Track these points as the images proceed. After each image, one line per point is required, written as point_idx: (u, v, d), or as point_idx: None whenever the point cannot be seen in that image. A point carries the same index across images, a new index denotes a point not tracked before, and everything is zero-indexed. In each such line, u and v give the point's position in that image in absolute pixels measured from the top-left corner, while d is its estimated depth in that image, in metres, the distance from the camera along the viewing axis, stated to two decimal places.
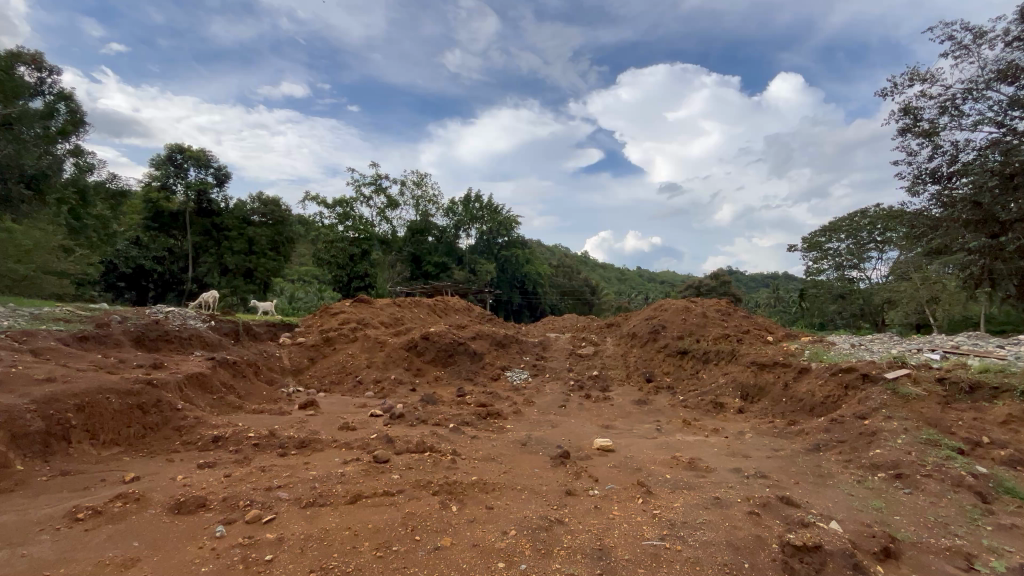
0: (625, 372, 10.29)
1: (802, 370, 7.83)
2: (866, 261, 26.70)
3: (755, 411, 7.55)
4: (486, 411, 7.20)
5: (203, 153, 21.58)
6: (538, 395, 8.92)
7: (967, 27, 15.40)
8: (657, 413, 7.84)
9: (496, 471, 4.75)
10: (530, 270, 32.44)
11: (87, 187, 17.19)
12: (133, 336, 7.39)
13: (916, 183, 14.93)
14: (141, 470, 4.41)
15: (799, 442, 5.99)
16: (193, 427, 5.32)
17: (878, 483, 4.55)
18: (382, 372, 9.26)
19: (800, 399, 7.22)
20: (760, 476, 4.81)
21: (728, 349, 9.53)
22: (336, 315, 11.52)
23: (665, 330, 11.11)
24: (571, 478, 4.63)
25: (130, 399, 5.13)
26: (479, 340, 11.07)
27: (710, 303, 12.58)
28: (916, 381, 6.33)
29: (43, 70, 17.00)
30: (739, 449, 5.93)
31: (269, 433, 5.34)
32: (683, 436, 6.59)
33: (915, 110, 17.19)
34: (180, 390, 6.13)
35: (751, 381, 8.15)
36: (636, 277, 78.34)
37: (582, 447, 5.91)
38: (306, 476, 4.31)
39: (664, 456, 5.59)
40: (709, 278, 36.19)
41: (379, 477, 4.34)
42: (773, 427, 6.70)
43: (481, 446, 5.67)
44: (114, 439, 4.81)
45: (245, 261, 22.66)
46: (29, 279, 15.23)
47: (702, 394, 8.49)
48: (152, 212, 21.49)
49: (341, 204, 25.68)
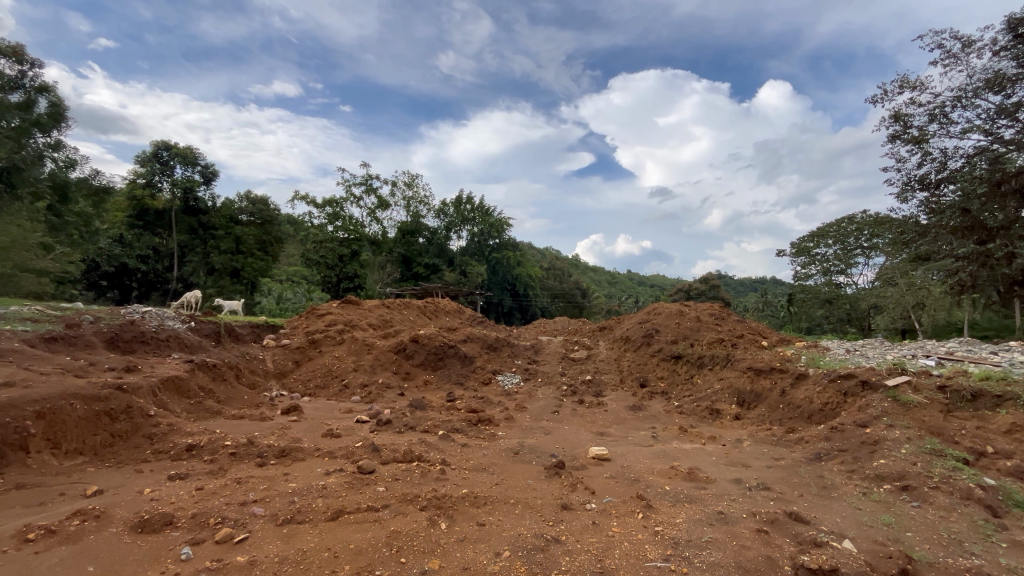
0: (618, 377, 10.10)
1: (800, 376, 7.68)
2: (854, 267, 26.86)
3: (752, 418, 7.39)
4: (477, 418, 6.94)
5: (190, 150, 21.12)
6: (531, 400, 8.69)
7: (956, 36, 15.61)
8: (653, 420, 7.65)
9: (487, 483, 4.50)
10: (521, 272, 32.19)
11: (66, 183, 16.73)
12: (105, 337, 7.04)
13: (905, 190, 14.99)
14: (105, 482, 4.09)
15: (800, 451, 5.83)
16: (166, 434, 5.01)
17: (885, 495, 4.40)
18: (370, 376, 8.95)
19: (798, 406, 7.07)
20: (763, 487, 4.62)
21: (723, 354, 9.36)
22: (323, 316, 11.17)
23: (659, 334, 10.95)
24: (566, 490, 4.40)
25: (97, 406, 4.81)
26: (470, 342, 10.83)
27: (704, 307, 12.46)
28: (917, 389, 6.19)
29: (24, 64, 16.56)
30: (738, 458, 5.76)
31: (248, 441, 5.04)
32: (680, 444, 6.42)
33: (905, 117, 17.31)
34: (154, 395, 5.80)
35: (748, 387, 8.00)
36: (626, 281, 78.65)
37: (577, 455, 5.69)
38: (285, 489, 4.03)
39: (662, 466, 5.39)
40: (699, 282, 36.32)
41: (363, 491, 4.07)
42: (772, 435, 6.55)
43: (471, 455, 5.43)
44: (78, 448, 4.50)
45: (232, 261, 22.30)
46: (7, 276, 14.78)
47: (697, 400, 8.32)
48: (137, 210, 20.98)
49: (330, 204, 25.35)
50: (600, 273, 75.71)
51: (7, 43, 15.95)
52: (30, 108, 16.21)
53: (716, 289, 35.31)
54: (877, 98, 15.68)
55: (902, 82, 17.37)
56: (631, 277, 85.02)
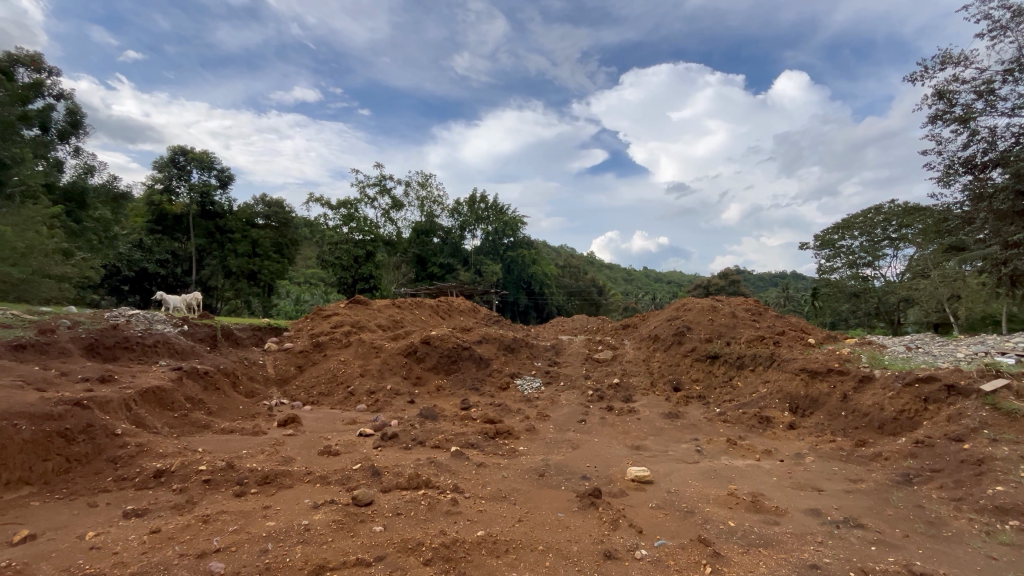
0: (648, 380, 9.13)
1: (864, 379, 6.66)
2: (882, 259, 25.30)
3: (811, 427, 6.40)
4: (495, 430, 6.10)
5: (207, 154, 20.65)
6: (553, 408, 7.81)
7: (1006, 5, 14.38)
8: (694, 430, 6.71)
9: (509, 520, 3.64)
10: (537, 270, 31.22)
11: (86, 190, 17.53)
12: (84, 344, 6.42)
13: (948, 173, 13.67)
14: (45, 523, 3.37)
15: (881, 471, 4.87)
16: (133, 457, 4.27)
17: (1015, 537, 3.47)
18: (378, 382, 8.20)
19: (865, 413, 6.09)
20: (854, 524, 3.70)
21: (767, 354, 8.38)
22: (329, 318, 10.43)
23: (690, 331, 9.98)
24: (605, 529, 3.55)
25: (48, 426, 4.12)
26: (486, 343, 10.00)
27: (738, 302, 11.43)
28: (1021, 395, 5.16)
29: (44, 71, 16.37)
30: (805, 479, 4.82)
31: (227, 464, 4.28)
32: (730, 460, 5.51)
33: (949, 94, 15.94)
34: (128, 409, 5.11)
35: (802, 392, 6.99)
36: (642, 277, 77.01)
37: (613, 477, 4.81)
38: (258, 532, 3.24)
39: (717, 491, 4.48)
40: (718, 278, 35.00)
41: (356, 533, 3.26)
42: (838, 449, 5.60)
43: (489, 478, 4.58)
44: (23, 478, 3.82)
45: (248, 264, 21.86)
46: (26, 282, 12.95)
47: (743, 407, 7.32)
48: (155, 215, 20.49)
49: (345, 205, 24.64)
50: (616, 270, 74.65)
51: (24, 51, 15.67)
52: (48, 115, 16.20)
53: (736, 284, 34.01)
54: (915, 78, 14.62)
55: (945, 58, 16.09)
56: (646, 273, 83.47)
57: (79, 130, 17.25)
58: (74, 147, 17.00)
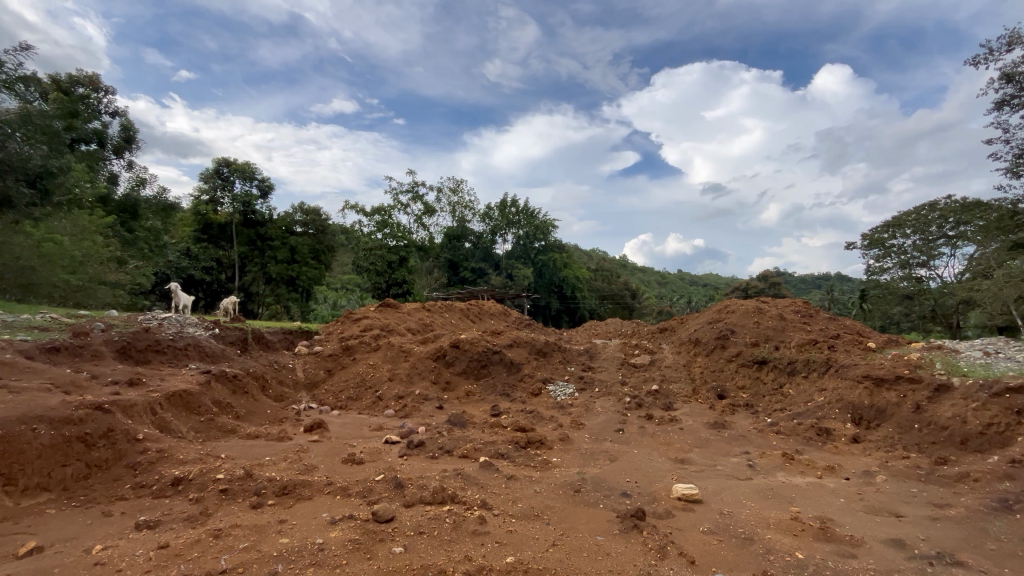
0: (690, 387, 8.54)
1: (940, 389, 5.96)
2: (938, 258, 23.54)
3: (878, 441, 5.73)
4: (527, 439, 5.72)
5: (248, 165, 21.16)
6: (588, 415, 7.38)
7: None
8: (744, 443, 6.14)
9: (542, 543, 3.27)
10: (568, 274, 30.69)
11: (138, 201, 18.26)
12: (117, 347, 6.44)
13: (1017, 164, 12.46)
14: (56, 533, 3.22)
15: (971, 494, 4.23)
16: (153, 464, 4.13)
17: None
18: (406, 387, 7.96)
19: (943, 427, 5.42)
20: (951, 561, 3.15)
21: (822, 359, 7.70)
22: (359, 321, 10.32)
23: (735, 335, 9.33)
24: (651, 558, 3.13)
25: (68, 430, 4.04)
26: (517, 347, 9.66)
27: (785, 303, 10.67)
28: None
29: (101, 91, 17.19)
30: (880, 503, 4.22)
31: (246, 473, 4.07)
32: (787, 477, 4.94)
33: (1018, 77, 14.57)
34: (153, 413, 5.02)
35: (866, 401, 6.30)
36: (676, 280, 74.97)
37: (657, 494, 4.36)
38: (270, 550, 2.98)
39: (780, 514, 3.96)
40: (757, 281, 33.55)
41: (373, 555, 2.96)
42: (915, 468, 4.95)
43: (520, 493, 4.21)
44: (41, 484, 3.73)
45: (287, 270, 22.35)
46: (83, 288, 13.50)
47: (797, 417, 6.66)
48: (201, 224, 21.15)
49: (379, 212, 24.85)
50: (649, 273, 73.04)
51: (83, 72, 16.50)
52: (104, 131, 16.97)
53: (777, 286, 32.49)
54: (977, 61, 13.49)
55: (1013, 38, 14.72)
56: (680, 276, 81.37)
57: (132, 145, 17.99)
58: (127, 162, 17.73)
